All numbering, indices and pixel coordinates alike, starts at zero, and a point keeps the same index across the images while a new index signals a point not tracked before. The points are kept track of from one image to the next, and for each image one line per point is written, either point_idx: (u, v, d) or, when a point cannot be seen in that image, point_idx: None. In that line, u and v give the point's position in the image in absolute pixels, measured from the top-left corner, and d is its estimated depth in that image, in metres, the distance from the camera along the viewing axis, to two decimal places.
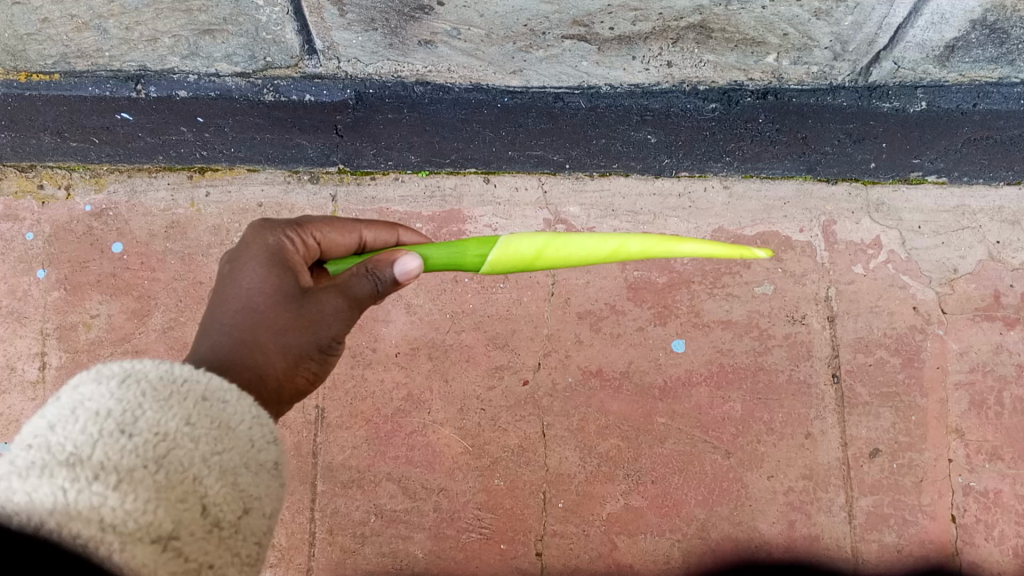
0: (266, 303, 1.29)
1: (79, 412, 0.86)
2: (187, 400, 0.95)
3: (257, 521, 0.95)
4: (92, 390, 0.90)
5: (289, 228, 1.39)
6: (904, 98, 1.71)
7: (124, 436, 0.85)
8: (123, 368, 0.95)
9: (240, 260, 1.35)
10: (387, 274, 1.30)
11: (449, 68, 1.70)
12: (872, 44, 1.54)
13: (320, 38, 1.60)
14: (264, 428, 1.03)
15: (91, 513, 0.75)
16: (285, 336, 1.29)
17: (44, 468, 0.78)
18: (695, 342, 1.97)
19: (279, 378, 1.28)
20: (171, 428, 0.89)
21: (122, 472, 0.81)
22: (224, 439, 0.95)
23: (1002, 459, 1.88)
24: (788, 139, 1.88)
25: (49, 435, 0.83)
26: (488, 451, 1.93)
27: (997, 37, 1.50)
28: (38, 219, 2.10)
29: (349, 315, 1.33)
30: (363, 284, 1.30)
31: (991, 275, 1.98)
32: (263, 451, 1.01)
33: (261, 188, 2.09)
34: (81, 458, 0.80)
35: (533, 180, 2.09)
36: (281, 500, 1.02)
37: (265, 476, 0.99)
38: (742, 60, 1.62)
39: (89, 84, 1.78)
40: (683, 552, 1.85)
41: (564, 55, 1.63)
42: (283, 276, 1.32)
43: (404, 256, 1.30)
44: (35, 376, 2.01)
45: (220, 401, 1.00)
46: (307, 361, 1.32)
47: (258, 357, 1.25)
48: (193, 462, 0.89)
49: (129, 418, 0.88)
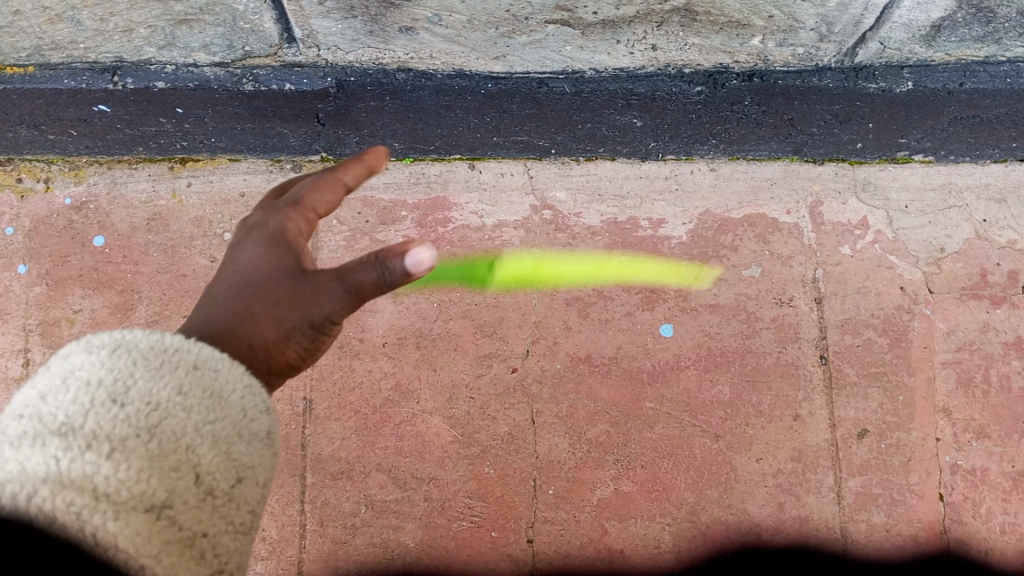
0: (265, 279, 1.29)
1: (70, 382, 0.85)
2: (178, 369, 0.93)
3: (251, 489, 0.92)
4: (83, 360, 0.89)
5: (292, 208, 1.39)
6: (890, 79, 1.89)
7: (115, 406, 0.84)
8: (114, 338, 0.93)
9: (242, 241, 1.36)
10: (397, 265, 1.25)
11: (432, 55, 1.78)
12: (858, 25, 1.68)
13: (298, 26, 1.66)
14: (257, 398, 1.01)
15: (85, 482, 0.76)
16: (279, 309, 1.27)
17: (36, 438, 0.79)
18: (683, 326, 1.97)
19: (269, 350, 1.24)
20: (164, 398, 0.88)
21: (114, 442, 0.80)
22: (217, 408, 0.93)
23: (990, 437, 1.89)
24: (774, 120, 1.96)
25: (40, 405, 0.83)
26: (478, 440, 1.92)
27: (984, 17, 1.65)
28: (18, 213, 2.05)
29: (350, 297, 1.29)
30: (371, 272, 1.26)
31: (978, 253, 1.98)
32: (255, 420, 0.98)
33: (243, 178, 2.01)
34: (73, 427, 0.80)
35: (519, 165, 2.03)
36: (275, 470, 1.00)
37: (258, 446, 0.96)
38: (727, 42, 1.74)
39: (64, 76, 1.90)
40: (674, 536, 1.86)
41: (548, 40, 1.72)
42: (284, 254, 1.32)
43: (417, 246, 1.24)
44: (18, 373, 1.98)
45: (212, 370, 0.97)
46: (299, 337, 1.28)
47: (251, 329, 1.23)
48: (186, 432, 0.87)
49: (120, 388, 0.86)
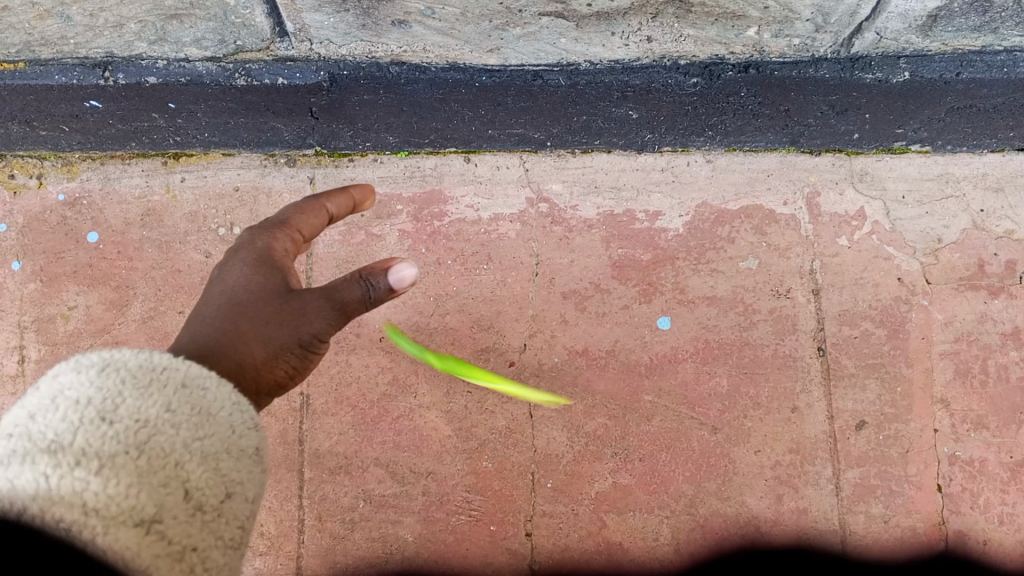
0: (251, 299, 1.30)
1: (59, 401, 0.84)
2: (167, 387, 0.93)
3: (241, 505, 0.92)
4: (72, 379, 0.88)
5: (277, 229, 1.39)
6: (887, 69, 1.68)
7: (104, 423, 0.83)
8: (102, 357, 0.93)
9: (227, 262, 1.36)
10: (381, 282, 1.30)
11: (425, 48, 1.66)
12: (854, 15, 1.52)
13: (291, 21, 1.56)
14: (245, 414, 1.00)
15: (74, 498, 0.75)
16: (266, 328, 1.28)
17: (25, 456, 0.78)
18: (680, 318, 1.96)
19: (257, 368, 1.26)
20: (153, 415, 0.87)
21: (103, 458, 0.79)
22: (205, 425, 0.92)
23: (988, 428, 1.89)
24: (770, 112, 1.86)
25: (29, 424, 0.82)
26: (476, 434, 1.92)
27: (980, 6, 1.47)
28: (11, 210, 2.06)
29: (335, 314, 1.32)
30: (355, 289, 1.31)
31: (975, 243, 1.97)
32: (243, 437, 0.98)
33: (237, 172, 2.07)
34: (62, 445, 0.79)
35: (513, 158, 2.07)
36: (264, 485, 0.99)
37: (247, 462, 0.96)
38: (722, 34, 1.59)
39: (55, 72, 1.73)
40: (672, 528, 1.86)
41: (542, 32, 1.59)
42: (270, 274, 1.32)
43: (399, 262, 1.31)
44: (13, 370, 1.98)
45: (200, 388, 0.97)
46: (286, 355, 1.29)
47: (239, 347, 1.25)
48: (175, 448, 0.86)
49: (109, 405, 0.85)
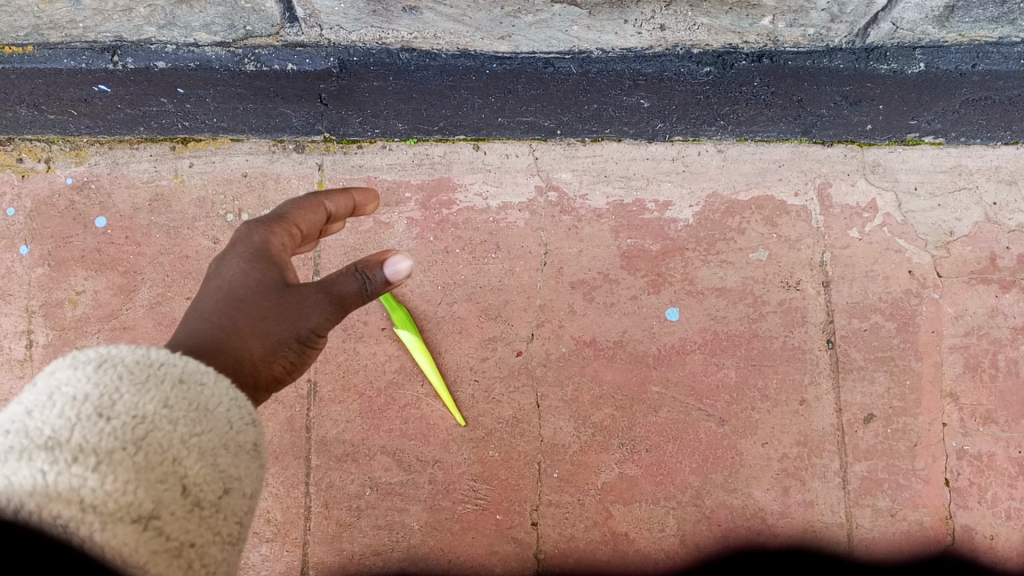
0: (248, 293, 1.29)
1: (56, 397, 0.84)
2: (164, 383, 0.92)
3: (239, 500, 0.91)
4: (68, 375, 0.87)
5: (275, 223, 1.39)
6: (902, 60, 1.66)
7: (101, 419, 0.82)
8: (99, 353, 0.92)
9: (223, 257, 1.35)
10: (377, 275, 1.33)
11: (435, 34, 1.63)
12: (871, 5, 1.48)
13: (300, 6, 1.54)
14: (243, 409, 0.99)
15: (72, 494, 0.75)
16: (264, 323, 1.27)
17: (22, 452, 0.77)
18: (689, 310, 1.96)
19: (256, 363, 1.25)
20: (150, 411, 0.86)
21: (101, 455, 0.79)
22: (203, 421, 0.92)
23: (996, 423, 1.88)
24: (783, 102, 1.84)
25: (26, 420, 0.81)
26: (482, 423, 1.91)
27: None
28: (20, 193, 2.06)
29: (332, 308, 1.32)
30: (352, 282, 1.32)
31: (987, 237, 1.96)
32: (241, 433, 0.97)
33: (245, 158, 2.06)
34: (59, 441, 0.79)
35: (523, 146, 2.06)
36: (263, 481, 0.98)
37: (246, 458, 0.95)
38: (736, 23, 1.55)
39: (64, 56, 1.72)
40: (678, 520, 1.86)
41: (554, 20, 1.56)
42: (267, 268, 1.32)
43: (394, 256, 1.33)
44: (22, 354, 1.98)
45: (197, 383, 0.96)
46: (284, 350, 1.29)
47: (237, 342, 1.24)
48: (173, 444, 0.85)
49: (106, 401, 0.85)
